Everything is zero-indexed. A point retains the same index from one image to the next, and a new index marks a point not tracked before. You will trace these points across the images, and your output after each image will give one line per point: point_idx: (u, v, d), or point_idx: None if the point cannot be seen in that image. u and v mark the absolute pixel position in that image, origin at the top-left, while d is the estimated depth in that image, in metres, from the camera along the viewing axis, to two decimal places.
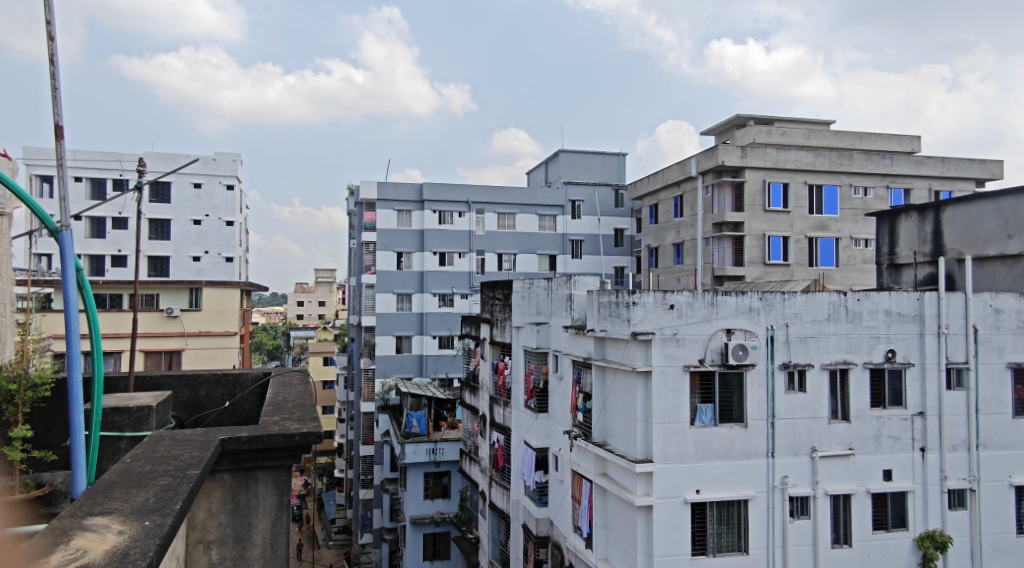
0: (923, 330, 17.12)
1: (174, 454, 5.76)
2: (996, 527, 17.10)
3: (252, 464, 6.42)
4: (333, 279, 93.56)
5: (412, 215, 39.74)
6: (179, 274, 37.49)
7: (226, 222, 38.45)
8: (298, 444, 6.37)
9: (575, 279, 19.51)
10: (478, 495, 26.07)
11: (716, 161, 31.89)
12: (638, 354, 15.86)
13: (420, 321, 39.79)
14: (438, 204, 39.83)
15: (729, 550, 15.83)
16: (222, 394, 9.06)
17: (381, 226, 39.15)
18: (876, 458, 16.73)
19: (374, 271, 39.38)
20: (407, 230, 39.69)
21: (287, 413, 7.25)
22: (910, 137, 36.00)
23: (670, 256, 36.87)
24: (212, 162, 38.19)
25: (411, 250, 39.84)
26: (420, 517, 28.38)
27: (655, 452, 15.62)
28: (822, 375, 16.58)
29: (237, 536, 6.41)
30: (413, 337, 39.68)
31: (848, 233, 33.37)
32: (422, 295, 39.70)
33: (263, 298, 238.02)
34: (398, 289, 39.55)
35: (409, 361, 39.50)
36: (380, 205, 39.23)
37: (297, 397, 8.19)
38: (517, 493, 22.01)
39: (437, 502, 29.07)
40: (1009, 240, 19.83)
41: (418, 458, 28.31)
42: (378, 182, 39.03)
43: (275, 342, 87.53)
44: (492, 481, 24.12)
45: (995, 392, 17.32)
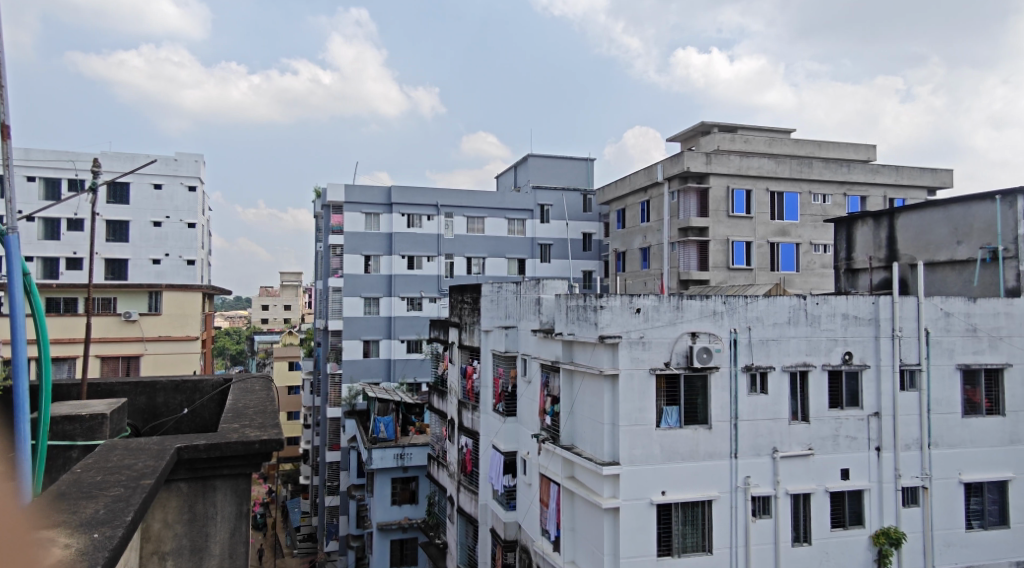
0: (878, 333, 17.78)
1: (130, 464, 5.89)
2: (947, 523, 17.84)
3: (210, 473, 6.63)
4: (299, 282, 92.60)
5: (380, 219, 39.81)
6: (138, 277, 37.05)
7: (187, 223, 38.14)
8: (259, 451, 6.56)
9: (544, 283, 19.88)
10: (446, 499, 26.26)
11: (681, 168, 32.49)
12: (606, 357, 16.27)
13: (388, 325, 39.84)
14: (406, 207, 39.92)
15: (693, 550, 16.28)
16: (180, 401, 9.22)
17: (348, 229, 39.12)
18: (834, 457, 17.33)
19: (341, 275, 39.34)
20: (375, 234, 39.73)
21: (248, 420, 7.43)
22: (865, 145, 37.20)
23: (636, 261, 37.44)
24: (173, 162, 37.83)
25: (378, 253, 39.87)
26: (387, 524, 28.49)
27: (622, 455, 15.99)
28: (783, 377, 17.13)
29: (194, 545, 6.66)
30: (381, 341, 39.70)
31: (807, 239, 34.33)
32: (391, 298, 39.78)
33: (226, 302, 234.65)
34: (365, 292, 39.53)
35: (377, 366, 39.50)
36: (348, 207, 39.16)
37: (259, 403, 8.37)
38: (484, 497, 22.32)
39: (404, 508, 29.17)
40: (958, 246, 20.70)
41: (385, 463, 28.37)
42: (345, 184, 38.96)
43: (239, 346, 86.57)
44: (460, 485, 24.32)
45: (945, 392, 18.08)
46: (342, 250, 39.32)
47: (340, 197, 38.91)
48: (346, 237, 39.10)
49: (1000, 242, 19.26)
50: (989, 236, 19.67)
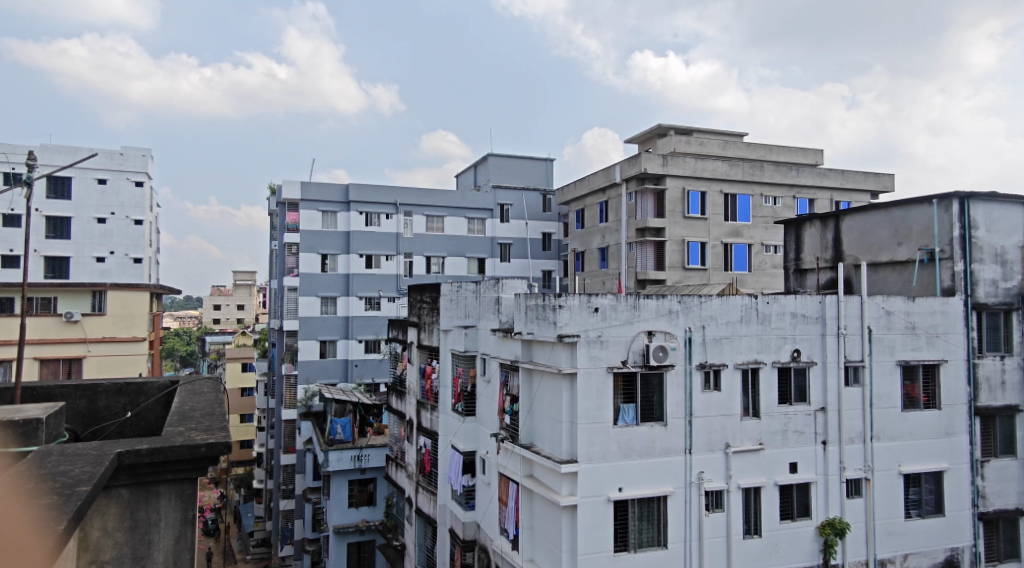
0: (825, 331, 18.58)
1: (65, 469, 5.89)
2: (888, 513, 18.73)
3: (153, 478, 6.82)
4: (253, 281, 91.29)
5: (338, 217, 39.75)
6: (81, 276, 36.45)
7: (134, 221, 37.84)
8: (205, 454, 6.76)
9: (503, 283, 20.26)
10: (404, 501, 26.43)
11: (639, 170, 33.16)
12: (564, 356, 16.70)
13: (345, 326, 39.77)
14: (364, 205, 39.94)
15: (650, 545, 16.82)
16: (123, 404, 9.32)
17: (304, 227, 38.93)
18: (783, 452, 18.07)
19: (297, 274, 39.05)
20: (332, 232, 39.64)
21: (194, 423, 7.62)
22: (814, 150, 38.44)
23: (595, 261, 38.05)
24: (118, 157, 37.26)
25: (336, 252, 39.76)
26: (343, 527, 28.53)
27: (580, 453, 16.41)
28: (735, 374, 17.80)
29: (135, 553, 6.91)
30: (338, 341, 39.62)
31: (759, 240, 35.38)
32: (348, 298, 39.73)
33: (175, 300, 229.56)
34: (322, 292, 39.38)
35: (334, 366, 39.42)
36: (304, 205, 38.96)
37: (206, 406, 8.55)
38: (444, 497, 22.59)
39: (362, 510, 29.23)
40: (899, 247, 21.66)
41: (342, 465, 28.40)
42: (301, 182, 38.73)
43: (189, 348, 84.97)
44: (418, 486, 24.51)
45: (886, 387, 18.97)
46: (298, 249, 39.12)
47: (296, 194, 38.71)
48: (302, 236, 38.89)
49: (936, 244, 20.21)
50: (926, 238, 20.65)
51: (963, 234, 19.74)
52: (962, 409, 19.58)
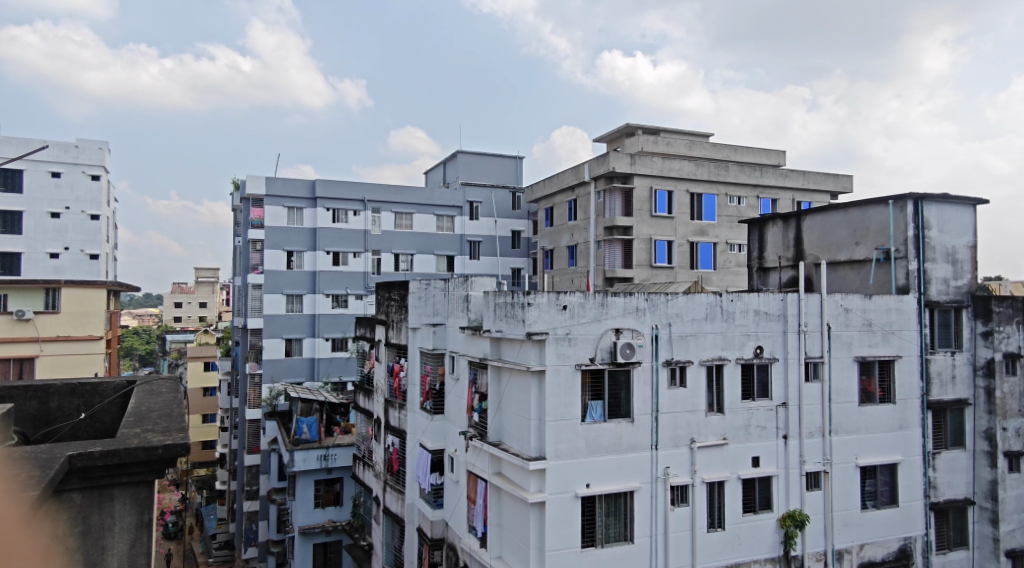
0: (786, 328, 19.13)
1: (13, 473, 5.95)
2: (845, 505, 19.34)
3: (107, 482, 6.92)
4: (216, 279, 89.94)
5: (304, 213, 39.53)
6: (33, 272, 35.89)
7: (90, 215, 37.45)
8: (161, 456, 6.95)
9: (472, 281, 20.45)
10: (372, 500, 26.46)
11: (607, 169, 33.53)
12: (533, 354, 16.97)
13: (312, 324, 39.59)
14: (330, 201, 39.78)
15: (616, 540, 17.21)
16: (77, 406, 9.35)
17: (269, 223, 38.63)
18: (746, 446, 18.57)
19: (262, 271, 38.71)
20: (298, 228, 39.40)
21: (151, 424, 7.73)
22: (777, 151, 39.26)
23: (564, 259, 38.43)
24: (74, 150, 36.88)
25: (302, 249, 39.54)
26: (309, 527, 28.41)
27: (548, 450, 16.68)
28: (700, 371, 18.24)
29: (88, 558, 6.92)
30: (304, 339, 39.45)
31: (724, 239, 36.07)
32: (315, 295, 39.54)
33: (136, 298, 225.18)
34: (287, 289, 39.14)
35: (300, 365, 39.26)
36: (269, 201, 38.64)
37: (162, 406, 8.64)
38: (412, 496, 22.73)
39: (328, 510, 29.20)
40: (857, 247, 22.31)
41: (308, 465, 28.36)
42: (266, 177, 38.41)
43: (149, 347, 83.54)
44: (386, 485, 24.58)
45: (844, 383, 19.58)
46: (263, 245, 38.82)
47: (261, 190, 38.42)
48: (266, 232, 38.59)
49: (892, 243, 20.89)
50: (882, 237, 21.34)
51: (916, 234, 20.45)
52: (915, 403, 20.28)
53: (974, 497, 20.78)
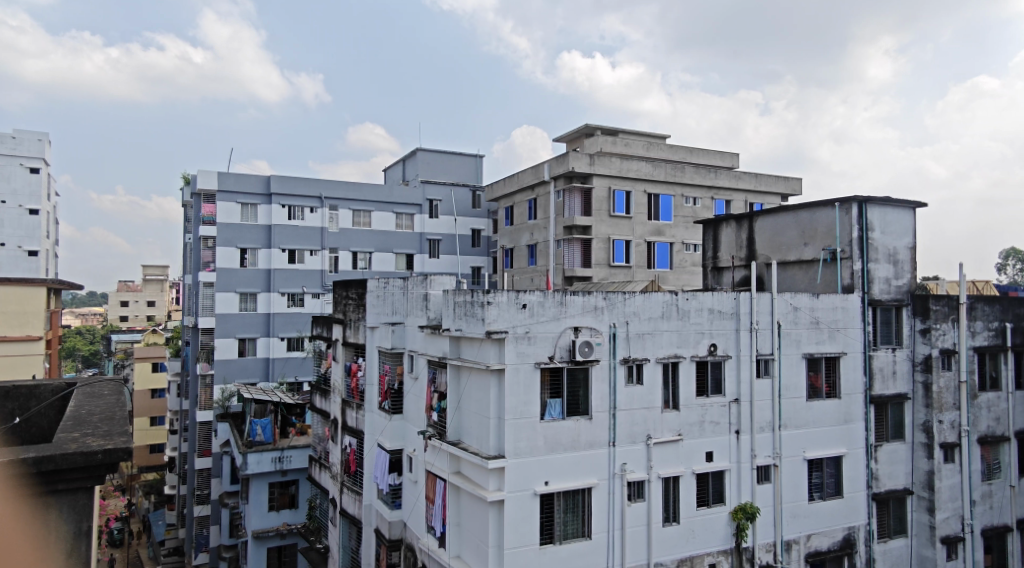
0: (739, 326, 19.75)
1: None
2: (793, 496, 20.04)
3: (44, 489, 6.99)
4: (165, 277, 87.89)
5: (258, 209, 39.13)
6: None
7: (28, 210, 39.64)
8: (101, 461, 7.00)
9: (432, 280, 20.63)
10: (328, 502, 26.40)
11: (567, 168, 33.93)
12: (493, 352, 17.22)
13: (267, 323, 39.22)
14: (286, 198, 39.38)
15: (574, 536, 17.60)
16: (12, 409, 9.40)
17: (222, 219, 38.14)
18: (699, 442, 19.14)
19: (214, 268, 38.22)
20: (252, 225, 39.00)
21: (90, 428, 7.78)
22: (730, 153, 40.18)
23: (524, 257, 38.78)
24: (13, 141, 39.42)
25: (256, 246, 39.14)
26: (263, 531, 28.21)
27: (506, 448, 16.96)
28: (656, 368, 18.72)
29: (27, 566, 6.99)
30: (258, 339, 39.07)
31: (680, 238, 36.85)
32: (269, 294, 39.16)
33: (81, 297, 218.84)
34: (241, 288, 38.71)
35: (254, 365, 38.91)
36: (221, 197, 38.14)
37: (104, 409, 8.74)
38: (369, 497, 22.79)
39: (282, 514, 29.05)
40: (805, 247, 23.10)
41: (262, 468, 28.25)
42: (219, 173, 37.89)
43: (93, 347, 81.37)
44: (343, 487, 24.57)
45: (793, 378, 20.29)
46: (215, 242, 38.28)
47: (214, 185, 37.86)
48: (219, 229, 38.07)
49: (838, 244, 21.73)
50: (829, 239, 22.15)
51: (861, 235, 21.31)
52: (859, 398, 21.11)
53: (912, 487, 21.70)
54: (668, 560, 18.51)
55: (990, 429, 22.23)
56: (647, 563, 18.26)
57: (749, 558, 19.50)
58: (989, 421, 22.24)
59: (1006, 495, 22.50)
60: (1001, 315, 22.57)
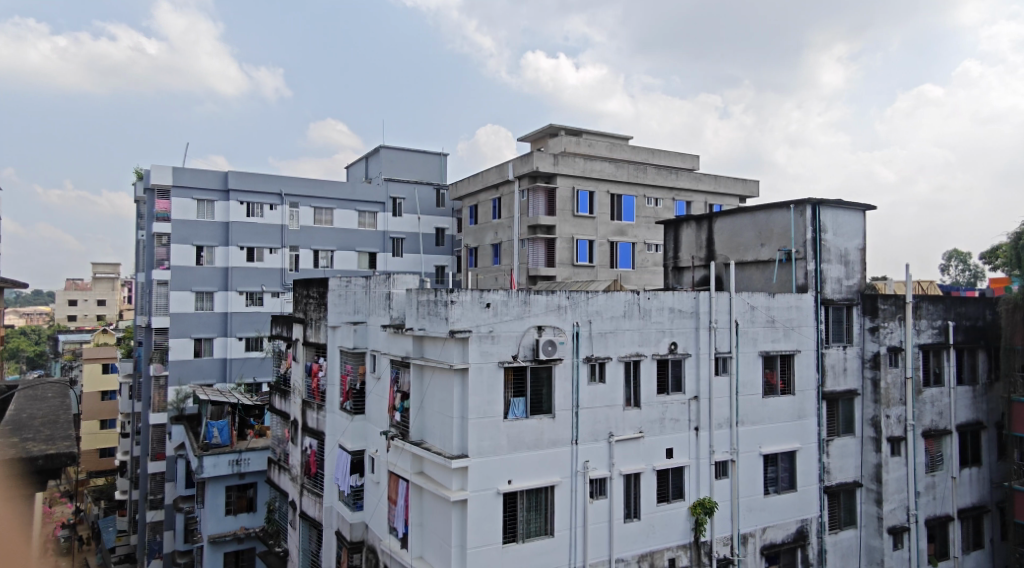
0: (698, 324, 20.24)
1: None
2: (748, 490, 20.61)
3: None
4: (116, 276, 85.85)
5: (216, 206, 38.60)
6: None
7: None
8: (43, 467, 7.44)
9: (395, 279, 20.76)
10: (288, 505, 26.26)
11: (531, 168, 34.19)
12: (456, 351, 17.40)
13: (224, 322, 38.80)
14: (244, 194, 38.94)
15: (537, 534, 17.90)
16: None
17: (177, 216, 37.53)
18: (660, 439, 19.58)
19: (169, 266, 37.62)
20: (209, 222, 38.47)
21: (31, 433, 8.12)
22: (691, 156, 40.92)
23: (488, 257, 39.01)
24: None
25: (213, 243, 38.63)
26: (220, 536, 27.88)
27: (470, 448, 17.16)
28: (618, 366, 19.09)
29: None
30: (215, 339, 38.62)
31: (642, 239, 37.42)
32: (227, 293, 38.72)
33: (29, 296, 212.47)
34: (197, 286, 38.19)
35: (210, 366, 38.43)
36: (177, 193, 37.52)
37: (47, 412, 9.03)
38: (330, 499, 22.77)
39: (240, 518, 28.75)
40: (762, 248, 23.72)
41: (218, 471, 27.84)
42: (175, 168, 37.28)
43: (38, 348, 79.09)
44: (303, 489, 24.49)
45: (750, 375, 20.86)
46: (169, 239, 37.66)
47: (168, 181, 37.21)
48: (174, 225, 37.46)
49: (793, 245, 22.37)
50: (784, 240, 22.78)
51: (814, 237, 22.01)
52: (812, 394, 21.79)
53: (862, 480, 22.45)
54: (629, 556, 18.91)
55: (933, 423, 23.08)
56: (608, 558, 18.64)
57: (706, 552, 20.03)
58: (933, 415, 23.08)
59: (948, 486, 23.35)
60: (945, 314, 23.42)
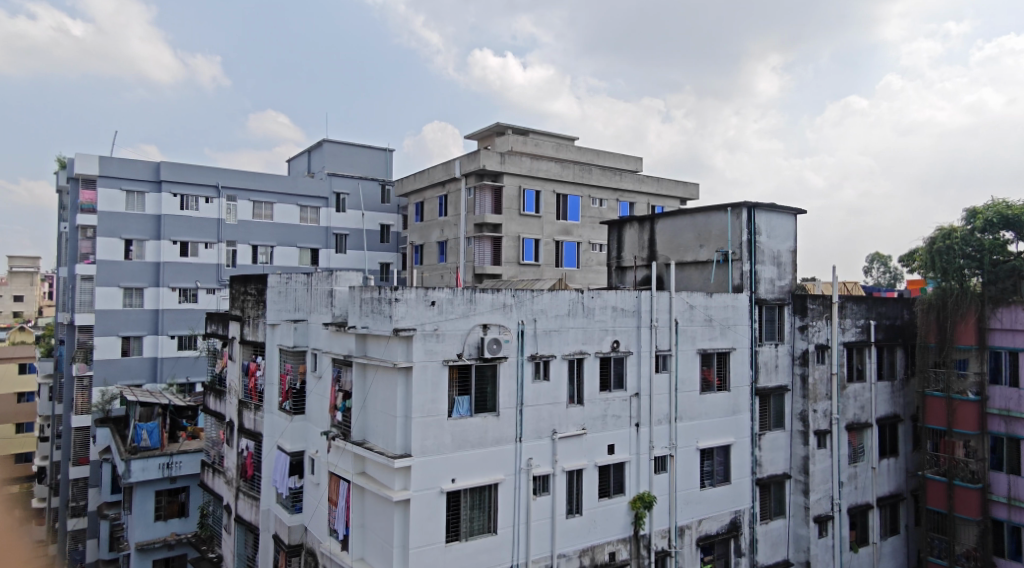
0: (639, 323, 20.84)
1: None
2: (685, 484, 21.32)
3: None
4: (36, 271, 82.11)
5: (146, 197, 37.63)
6: None
7: None
8: None
9: (337, 276, 20.75)
10: (222, 509, 25.89)
11: (478, 165, 34.45)
12: (400, 350, 17.52)
13: (154, 320, 37.88)
14: (177, 186, 38.08)
15: (481, 532, 18.21)
16: None
17: (103, 208, 36.49)
18: (602, 435, 20.10)
19: (93, 261, 36.64)
20: (138, 214, 37.49)
21: None
22: (635, 157, 41.79)
23: (433, 255, 39.11)
24: None
25: (144, 237, 37.68)
26: (149, 543, 27.29)
27: (414, 446, 17.35)
28: (562, 364, 19.52)
29: None
30: (145, 337, 37.70)
31: (587, 239, 38.08)
32: (158, 289, 37.84)
33: None
34: (125, 282, 37.24)
35: (139, 366, 37.51)
36: (104, 183, 36.47)
37: None
38: (267, 502, 22.63)
39: (171, 523, 28.25)
40: (700, 249, 24.49)
41: (147, 475, 27.32)
42: (102, 157, 36.22)
43: None
44: (239, 492, 24.21)
45: (688, 373, 21.58)
46: (95, 232, 36.56)
47: (94, 170, 36.14)
48: (100, 218, 36.40)
49: (729, 247, 23.20)
50: (722, 241, 23.58)
51: (749, 239, 22.89)
52: (746, 390, 22.67)
53: (790, 472, 23.44)
54: (571, 551, 19.38)
55: (856, 417, 24.24)
56: (551, 554, 19.06)
57: (645, 545, 20.66)
58: (855, 410, 24.25)
59: (869, 476, 24.57)
60: (867, 313, 24.61)
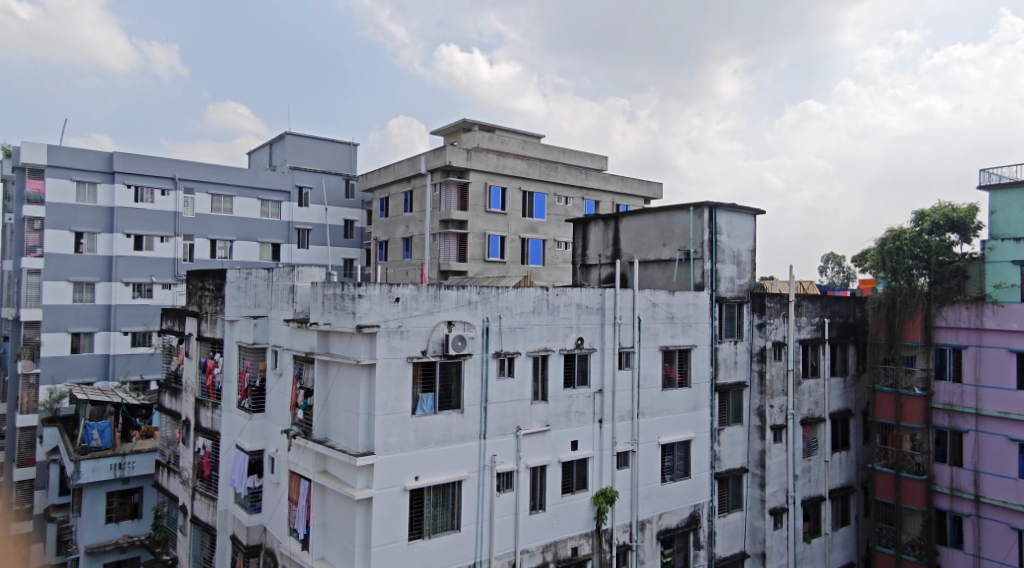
0: (603, 320, 21.13)
1: None
2: (646, 479, 21.70)
3: None
4: None
5: (98, 189, 36.82)
6: None
7: None
8: None
9: (298, 271, 20.61)
10: (177, 510, 25.55)
11: (443, 161, 34.46)
12: (363, 347, 17.52)
13: (107, 316, 37.17)
14: (131, 177, 37.36)
15: (444, 529, 18.33)
16: None
17: (52, 199, 35.61)
18: (565, 431, 20.35)
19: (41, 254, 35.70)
20: (89, 206, 36.66)
21: None
22: (599, 157, 42.19)
23: (398, 250, 39.02)
24: None
25: (95, 230, 36.88)
26: (99, 546, 26.95)
27: (376, 444, 17.38)
28: (527, 361, 19.71)
29: None
30: (96, 333, 36.91)
31: (552, 236, 38.37)
32: (111, 284, 37.11)
33: None
34: (75, 276, 36.37)
35: (91, 363, 36.76)
36: (53, 173, 35.60)
37: None
38: (225, 502, 22.46)
39: (123, 525, 27.83)
40: (663, 248, 24.87)
41: (98, 476, 26.82)
42: (51, 147, 35.34)
43: None
44: (195, 492, 23.94)
45: (650, 369, 21.94)
46: (43, 224, 35.66)
47: (43, 160, 35.24)
48: (48, 209, 35.53)
49: (691, 246, 23.62)
50: (684, 240, 24.01)
51: (711, 238, 23.32)
52: (706, 386, 23.12)
53: (748, 466, 23.99)
54: (533, 547, 19.60)
55: (810, 412, 24.90)
56: (513, 550, 19.26)
57: (607, 539, 20.98)
58: (810, 405, 24.90)
59: (822, 469, 25.26)
60: (822, 311, 25.28)
